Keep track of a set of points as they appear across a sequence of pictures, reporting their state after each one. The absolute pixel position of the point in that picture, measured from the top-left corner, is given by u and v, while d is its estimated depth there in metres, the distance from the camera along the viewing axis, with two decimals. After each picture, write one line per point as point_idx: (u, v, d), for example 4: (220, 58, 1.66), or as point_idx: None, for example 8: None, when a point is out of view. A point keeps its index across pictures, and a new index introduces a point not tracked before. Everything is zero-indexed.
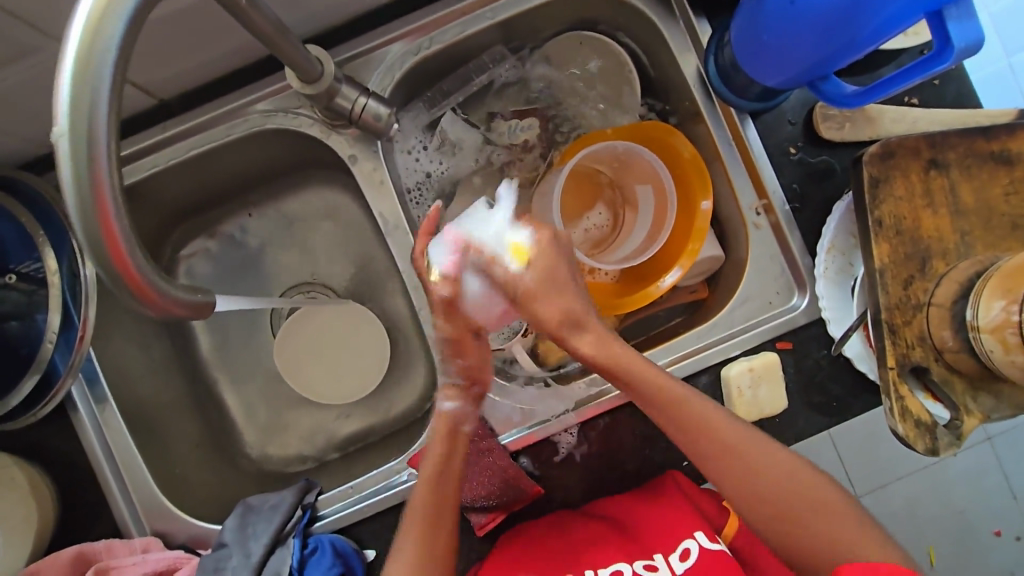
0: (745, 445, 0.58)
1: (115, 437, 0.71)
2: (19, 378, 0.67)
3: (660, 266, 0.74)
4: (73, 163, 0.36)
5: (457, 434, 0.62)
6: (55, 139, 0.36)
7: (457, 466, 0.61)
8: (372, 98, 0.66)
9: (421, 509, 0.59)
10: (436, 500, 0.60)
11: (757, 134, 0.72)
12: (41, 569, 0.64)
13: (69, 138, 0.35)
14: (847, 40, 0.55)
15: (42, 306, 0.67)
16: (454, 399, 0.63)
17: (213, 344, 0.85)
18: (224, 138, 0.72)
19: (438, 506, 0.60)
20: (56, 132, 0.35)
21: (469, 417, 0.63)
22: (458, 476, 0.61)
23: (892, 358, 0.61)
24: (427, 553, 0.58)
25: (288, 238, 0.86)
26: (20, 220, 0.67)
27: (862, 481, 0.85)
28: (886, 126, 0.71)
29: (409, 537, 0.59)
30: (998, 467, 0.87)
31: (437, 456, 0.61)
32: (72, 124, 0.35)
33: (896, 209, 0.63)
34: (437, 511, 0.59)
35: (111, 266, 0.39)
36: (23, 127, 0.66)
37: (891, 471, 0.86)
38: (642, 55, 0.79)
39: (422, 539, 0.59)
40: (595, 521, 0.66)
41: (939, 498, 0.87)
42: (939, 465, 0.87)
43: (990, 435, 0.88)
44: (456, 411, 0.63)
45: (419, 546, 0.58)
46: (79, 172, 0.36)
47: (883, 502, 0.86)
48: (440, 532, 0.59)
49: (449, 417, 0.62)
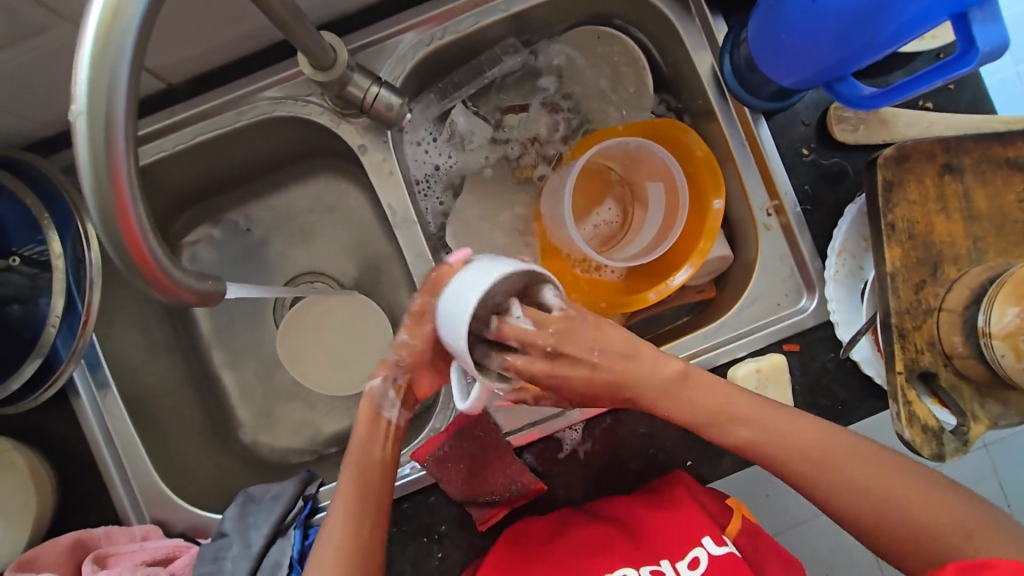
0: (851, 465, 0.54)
1: (117, 424, 0.71)
2: (20, 361, 0.66)
3: (670, 264, 0.74)
4: (90, 142, 0.35)
5: (377, 419, 0.60)
6: (73, 116, 0.35)
7: (380, 451, 0.59)
8: (383, 88, 0.65)
9: (346, 498, 0.57)
10: (359, 489, 0.57)
11: (771, 135, 0.72)
12: (39, 554, 0.64)
13: (87, 116, 0.35)
14: (867, 41, 0.54)
15: (45, 290, 0.66)
16: (382, 376, 0.60)
17: (215, 332, 0.84)
18: (232, 125, 0.71)
19: (367, 488, 0.57)
20: (73, 111, 0.35)
21: (392, 402, 0.60)
22: (383, 460, 0.59)
23: (901, 362, 0.61)
24: (353, 539, 0.55)
25: (293, 227, 0.86)
26: (25, 202, 0.66)
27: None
28: (900, 129, 0.71)
29: (336, 513, 0.56)
30: (995, 475, 0.87)
31: (358, 436, 0.59)
32: (90, 103, 0.35)
33: (909, 213, 0.63)
34: (360, 494, 0.57)
35: (124, 249, 0.38)
36: (31, 107, 0.65)
37: None
38: (655, 53, 0.78)
39: (349, 519, 0.56)
40: (597, 523, 0.65)
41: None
42: (938, 472, 0.87)
43: (988, 443, 0.88)
44: (391, 404, 0.60)
45: (343, 533, 0.55)
46: (97, 151, 0.35)
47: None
48: (364, 511, 0.56)
49: (374, 400, 0.60)
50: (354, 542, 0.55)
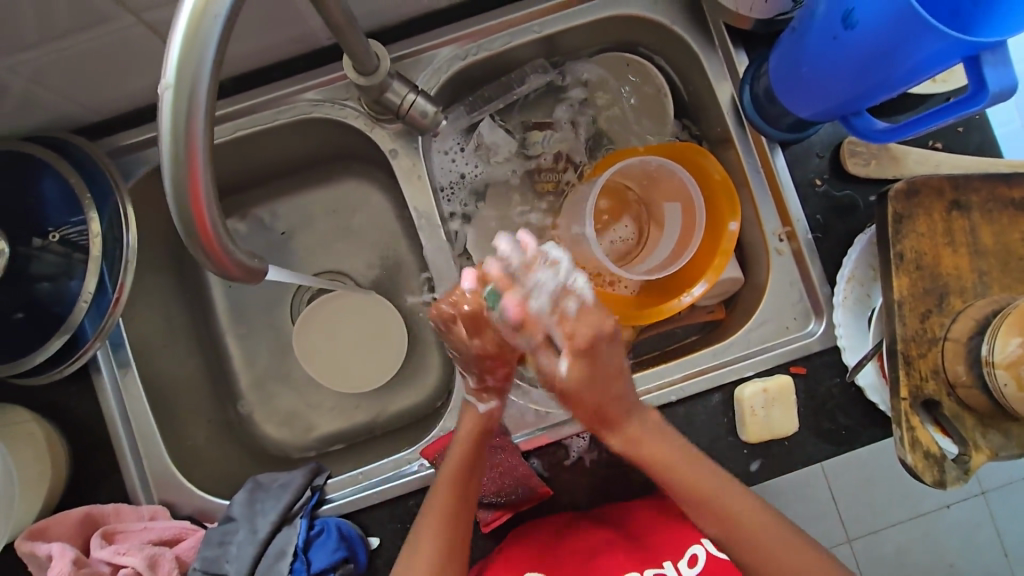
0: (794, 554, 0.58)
1: (134, 402, 0.72)
2: (48, 335, 0.68)
3: (682, 281, 0.76)
4: (173, 115, 0.38)
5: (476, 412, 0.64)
6: (160, 89, 0.37)
7: (479, 442, 0.63)
8: (420, 96, 0.69)
9: (442, 503, 0.60)
10: (457, 493, 0.61)
11: (786, 164, 0.75)
12: (48, 525, 0.65)
13: (174, 88, 0.37)
14: (884, 78, 0.57)
15: (80, 271, 0.68)
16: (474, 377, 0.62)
17: (232, 322, 0.86)
18: (271, 123, 0.75)
19: (467, 474, 0.62)
20: (163, 82, 0.37)
21: (488, 400, 0.64)
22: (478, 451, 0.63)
23: (906, 388, 0.63)
24: (447, 538, 0.59)
25: (316, 226, 0.88)
26: (69, 181, 0.69)
27: (855, 524, 0.86)
28: (910, 166, 0.73)
29: (436, 501, 0.61)
30: (991, 522, 0.87)
31: (461, 446, 0.62)
32: (178, 79, 0.37)
33: (918, 244, 0.65)
34: (458, 498, 0.60)
35: (190, 219, 0.41)
36: (85, 92, 0.68)
37: (885, 517, 0.86)
38: (677, 80, 0.82)
39: (449, 502, 0.60)
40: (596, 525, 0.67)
41: (930, 548, 0.86)
42: (935, 515, 0.87)
43: (985, 489, 0.88)
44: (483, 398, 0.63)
45: (439, 529, 0.59)
46: (178, 124, 0.38)
47: (875, 547, 0.86)
48: (461, 498, 0.61)
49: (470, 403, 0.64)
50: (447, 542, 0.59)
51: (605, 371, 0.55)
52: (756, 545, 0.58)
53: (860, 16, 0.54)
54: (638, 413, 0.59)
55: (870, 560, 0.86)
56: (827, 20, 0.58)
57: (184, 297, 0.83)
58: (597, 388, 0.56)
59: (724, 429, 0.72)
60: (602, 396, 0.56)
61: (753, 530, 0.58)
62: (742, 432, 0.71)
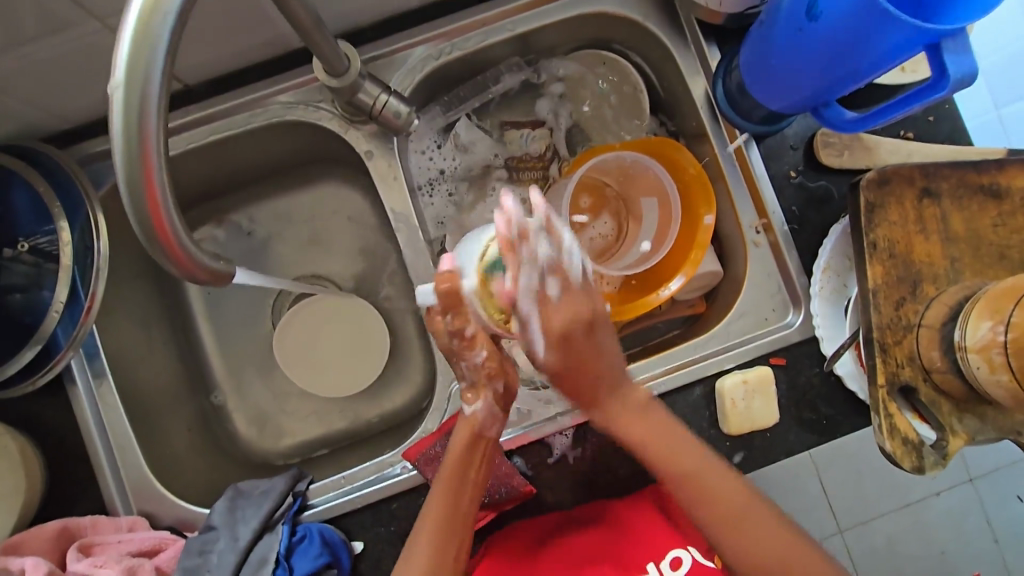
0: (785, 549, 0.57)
1: (110, 413, 0.71)
2: (19, 346, 0.67)
3: (661, 276, 0.77)
4: (124, 114, 0.37)
5: (477, 438, 0.62)
6: (111, 90, 0.37)
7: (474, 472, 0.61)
8: (393, 96, 0.68)
9: (436, 512, 0.59)
10: (450, 508, 0.59)
11: (761, 156, 0.75)
12: (23, 540, 0.64)
13: (124, 90, 0.37)
14: (850, 68, 0.58)
15: (50, 280, 0.67)
16: (475, 402, 0.62)
17: (211, 329, 0.85)
18: (245, 126, 0.74)
19: (459, 501, 0.60)
20: (112, 83, 0.37)
21: (493, 423, 0.63)
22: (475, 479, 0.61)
23: (882, 376, 0.63)
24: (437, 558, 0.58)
25: (295, 230, 0.88)
26: (37, 189, 0.68)
27: (846, 516, 0.86)
28: (883, 156, 0.74)
29: (426, 528, 0.59)
30: (980, 510, 0.88)
31: (452, 461, 0.61)
32: (129, 78, 0.36)
33: (890, 233, 0.66)
34: (449, 517, 0.59)
35: (147, 221, 0.40)
36: (52, 99, 0.67)
37: (874, 507, 0.86)
38: (652, 76, 0.82)
39: (437, 533, 0.58)
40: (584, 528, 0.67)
41: (920, 537, 0.87)
42: (923, 504, 0.87)
43: (972, 477, 0.88)
44: (492, 421, 0.63)
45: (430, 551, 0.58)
46: (129, 124, 0.37)
47: (865, 537, 0.87)
48: (451, 528, 0.59)
49: (471, 423, 0.62)
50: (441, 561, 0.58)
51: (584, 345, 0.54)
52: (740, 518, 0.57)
53: (823, 7, 0.54)
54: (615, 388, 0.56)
55: (861, 550, 0.86)
56: (792, 12, 0.58)
57: (161, 305, 0.82)
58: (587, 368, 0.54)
59: (706, 422, 0.72)
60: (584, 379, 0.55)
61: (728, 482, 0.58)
62: (724, 424, 0.71)
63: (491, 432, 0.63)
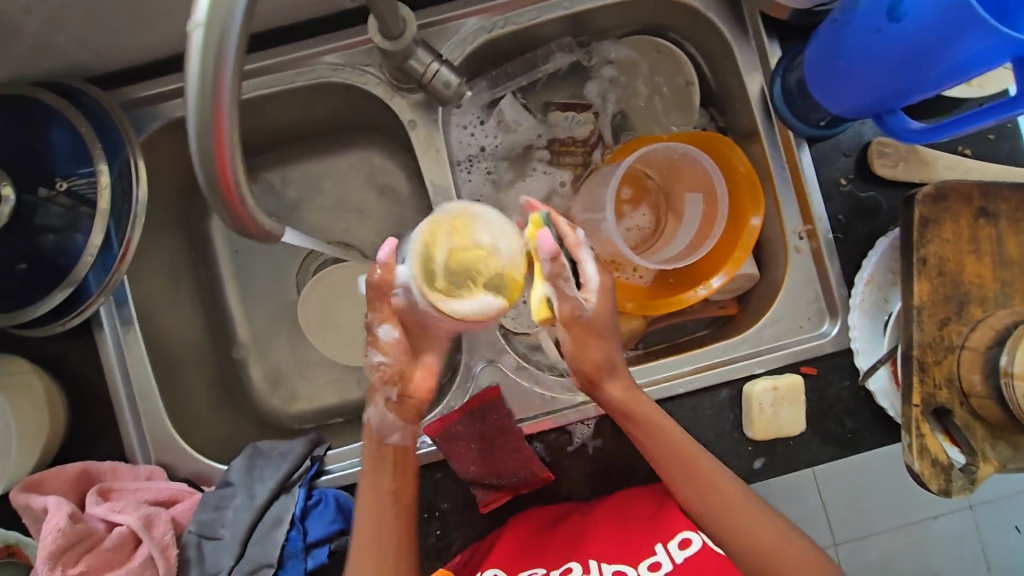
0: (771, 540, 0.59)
1: (134, 361, 0.71)
2: (50, 288, 0.66)
3: (699, 273, 0.76)
4: (202, 58, 0.36)
5: (383, 447, 0.61)
6: (189, 29, 0.35)
7: (389, 483, 0.60)
8: (445, 66, 0.66)
9: (367, 534, 0.59)
10: (378, 525, 0.59)
11: (812, 160, 0.73)
12: (44, 479, 0.64)
13: (203, 29, 0.35)
14: (928, 75, 0.55)
15: (85, 224, 0.66)
16: (379, 409, 0.60)
17: (236, 286, 0.85)
18: (289, 84, 0.73)
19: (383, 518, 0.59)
20: (193, 21, 0.35)
21: (394, 428, 0.61)
22: (394, 488, 0.60)
23: (918, 396, 0.62)
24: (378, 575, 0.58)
25: (326, 194, 0.86)
26: (78, 130, 0.67)
27: (842, 529, 0.86)
28: (938, 171, 0.72)
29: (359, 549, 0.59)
30: (977, 536, 0.87)
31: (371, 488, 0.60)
32: (210, 19, 0.35)
33: (941, 250, 0.64)
34: (377, 539, 0.59)
35: (212, 168, 0.39)
36: (100, 39, 0.66)
37: (870, 523, 0.86)
38: (705, 68, 0.80)
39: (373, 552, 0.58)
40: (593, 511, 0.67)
41: (917, 559, 0.86)
42: (922, 525, 0.86)
43: (972, 502, 0.87)
44: (392, 428, 0.61)
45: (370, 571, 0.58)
46: (206, 68, 0.36)
47: (860, 553, 0.86)
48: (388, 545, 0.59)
49: (372, 430, 0.60)
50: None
51: (586, 332, 0.61)
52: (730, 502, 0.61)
53: (909, 6, 0.52)
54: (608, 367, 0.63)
55: (855, 564, 0.86)
56: (872, 11, 0.56)
57: (190, 258, 0.82)
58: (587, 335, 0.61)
59: (730, 425, 0.71)
60: (589, 354, 0.62)
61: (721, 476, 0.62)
62: (748, 429, 0.70)
63: (403, 440, 0.61)
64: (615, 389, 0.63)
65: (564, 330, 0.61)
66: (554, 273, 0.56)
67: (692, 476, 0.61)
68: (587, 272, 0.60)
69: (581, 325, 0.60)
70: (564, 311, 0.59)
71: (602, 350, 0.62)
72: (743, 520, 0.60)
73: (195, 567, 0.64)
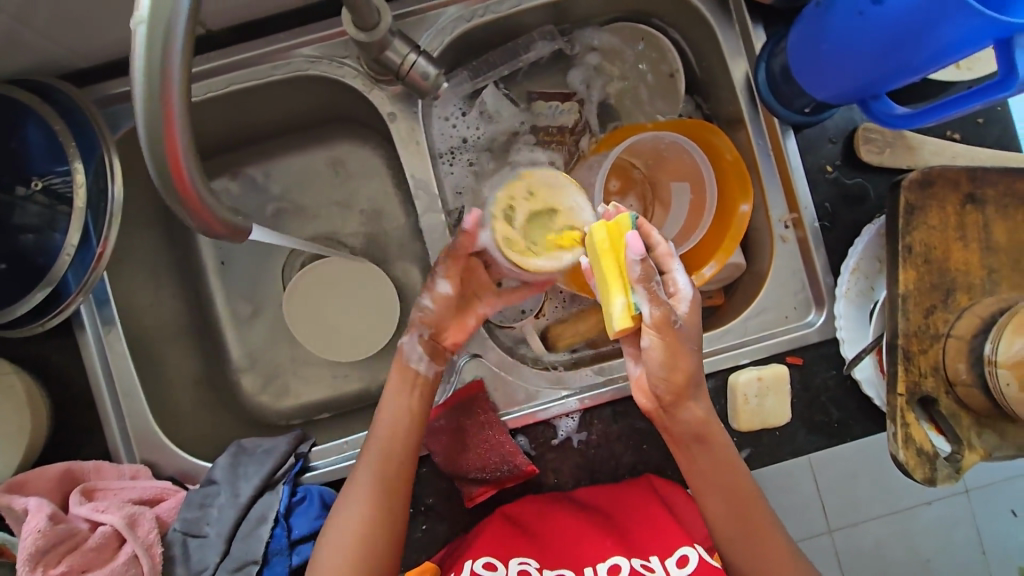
0: (778, 563, 0.60)
1: (116, 360, 0.71)
2: (29, 287, 0.66)
3: (687, 263, 0.74)
4: (148, 50, 0.35)
5: (406, 370, 0.66)
6: (133, 24, 0.35)
7: (414, 402, 0.65)
8: (422, 57, 0.65)
9: (384, 443, 0.62)
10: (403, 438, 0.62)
11: (797, 148, 0.72)
12: (25, 481, 0.64)
13: (147, 23, 0.34)
14: (909, 60, 0.54)
15: (63, 224, 0.66)
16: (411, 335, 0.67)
17: (220, 282, 0.84)
18: (265, 78, 0.72)
19: (401, 434, 0.63)
20: (136, 16, 0.34)
21: (421, 358, 0.66)
22: (415, 409, 0.64)
23: (903, 385, 0.62)
24: (382, 480, 0.60)
25: (308, 188, 0.85)
26: (52, 128, 0.66)
27: (836, 516, 0.86)
28: (925, 157, 0.71)
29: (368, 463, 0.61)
30: (970, 521, 0.87)
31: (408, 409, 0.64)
32: (154, 12, 0.34)
33: (928, 238, 0.63)
34: (393, 446, 0.62)
35: (164, 169, 0.38)
36: (72, 35, 0.65)
37: (864, 510, 0.86)
38: (690, 55, 0.79)
39: (381, 466, 0.61)
40: (601, 519, 0.66)
41: (908, 543, 0.86)
42: (913, 511, 0.86)
43: (967, 488, 0.87)
44: (418, 356, 0.66)
45: (375, 473, 0.60)
46: (151, 57, 0.35)
47: (853, 540, 0.86)
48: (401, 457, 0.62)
49: (404, 355, 0.66)
50: (377, 501, 0.59)
51: (676, 344, 0.57)
52: (754, 521, 0.61)
53: None
54: (696, 390, 0.60)
55: (848, 551, 0.86)
56: None
57: (174, 255, 0.81)
58: (677, 352, 0.57)
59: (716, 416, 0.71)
60: (674, 373, 0.58)
61: (750, 493, 0.61)
62: (733, 421, 0.70)
63: (428, 371, 0.66)
64: (698, 408, 0.60)
65: (656, 337, 0.56)
66: (643, 275, 0.54)
67: (719, 498, 0.61)
68: (678, 281, 0.58)
69: (675, 331, 0.56)
70: (658, 318, 0.55)
71: (692, 361, 0.58)
72: (755, 549, 0.60)
73: (180, 565, 0.64)
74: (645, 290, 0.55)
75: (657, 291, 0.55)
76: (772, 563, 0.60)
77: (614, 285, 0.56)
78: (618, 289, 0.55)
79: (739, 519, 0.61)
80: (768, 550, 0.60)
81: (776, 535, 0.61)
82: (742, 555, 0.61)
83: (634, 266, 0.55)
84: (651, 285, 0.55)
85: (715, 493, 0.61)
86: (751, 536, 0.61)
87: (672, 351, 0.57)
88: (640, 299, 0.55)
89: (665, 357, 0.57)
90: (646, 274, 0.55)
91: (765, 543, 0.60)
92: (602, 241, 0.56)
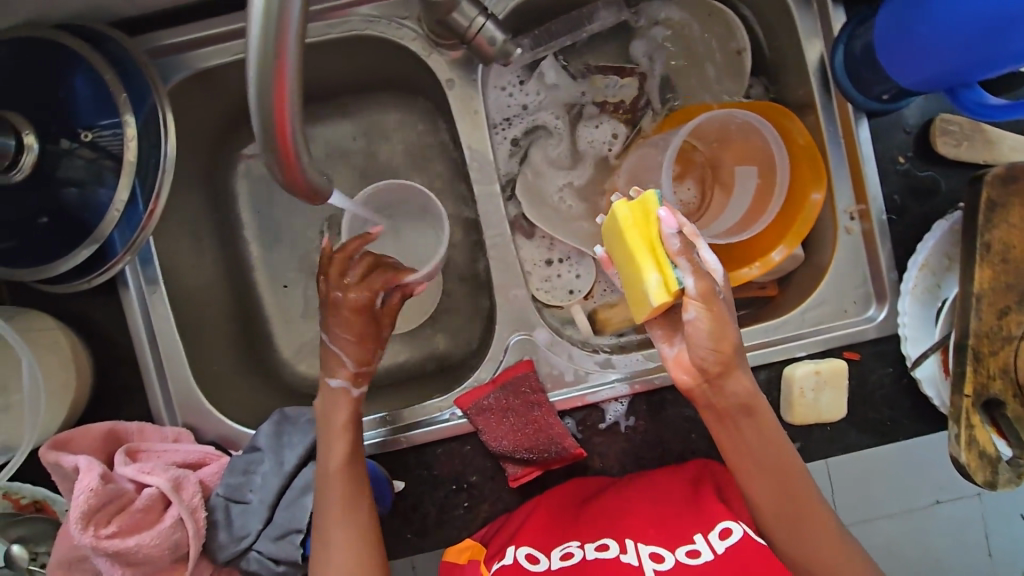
0: (828, 545, 0.60)
1: (160, 323, 0.70)
2: (72, 245, 0.64)
3: (747, 251, 0.72)
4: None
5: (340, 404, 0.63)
6: None
7: (341, 436, 0.61)
8: (490, 21, 0.63)
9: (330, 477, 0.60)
10: (342, 471, 0.60)
11: (870, 136, 0.69)
12: (69, 439, 0.64)
13: None
14: (1008, 47, 0.52)
15: (110, 179, 0.63)
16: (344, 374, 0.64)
17: (258, 246, 0.82)
18: (321, 36, 0.69)
19: (336, 465, 0.60)
20: None
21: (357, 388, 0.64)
22: (346, 438, 0.62)
23: (970, 386, 0.60)
24: (346, 505, 0.60)
25: (350, 154, 0.83)
26: (103, 78, 0.63)
27: (846, 511, 0.85)
28: (1002, 152, 0.68)
29: (330, 495, 0.60)
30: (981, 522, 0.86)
31: (340, 443, 0.61)
32: None
33: (1008, 235, 0.61)
34: (343, 477, 0.60)
35: (269, 120, 0.37)
36: None
37: (881, 506, 0.85)
38: (760, 34, 0.75)
39: (343, 495, 0.60)
40: (642, 493, 0.64)
41: (918, 541, 0.85)
42: (930, 510, 0.85)
43: (979, 492, 0.86)
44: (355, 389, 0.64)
45: (338, 501, 0.60)
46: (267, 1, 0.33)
47: (865, 536, 0.85)
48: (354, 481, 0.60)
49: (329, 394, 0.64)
50: (350, 518, 0.59)
51: (720, 317, 0.54)
52: (806, 505, 0.60)
53: None
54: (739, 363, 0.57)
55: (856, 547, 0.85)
56: None
57: (215, 217, 0.79)
58: (723, 326, 0.54)
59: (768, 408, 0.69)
60: (721, 349, 0.55)
61: (801, 480, 0.60)
62: (786, 413, 0.68)
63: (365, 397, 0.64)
64: (744, 378, 0.58)
65: (701, 310, 0.53)
66: (682, 247, 0.53)
67: (762, 482, 0.59)
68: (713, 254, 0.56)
69: (720, 302, 0.53)
70: (702, 290, 0.52)
71: (736, 331, 0.55)
72: (807, 533, 0.60)
73: (223, 530, 0.63)
74: (685, 262, 0.53)
75: (694, 263, 0.53)
76: (817, 548, 0.60)
77: (649, 259, 0.53)
78: (652, 265, 0.53)
79: (787, 502, 0.60)
80: (821, 533, 0.60)
81: (828, 520, 0.60)
82: (788, 536, 0.60)
83: (671, 238, 0.53)
84: (690, 257, 0.53)
85: (762, 475, 0.59)
86: (802, 521, 0.60)
87: (717, 325, 0.54)
88: (681, 272, 0.52)
89: (711, 331, 0.54)
90: (684, 245, 0.53)
91: (813, 524, 0.60)
92: (626, 217, 0.55)
